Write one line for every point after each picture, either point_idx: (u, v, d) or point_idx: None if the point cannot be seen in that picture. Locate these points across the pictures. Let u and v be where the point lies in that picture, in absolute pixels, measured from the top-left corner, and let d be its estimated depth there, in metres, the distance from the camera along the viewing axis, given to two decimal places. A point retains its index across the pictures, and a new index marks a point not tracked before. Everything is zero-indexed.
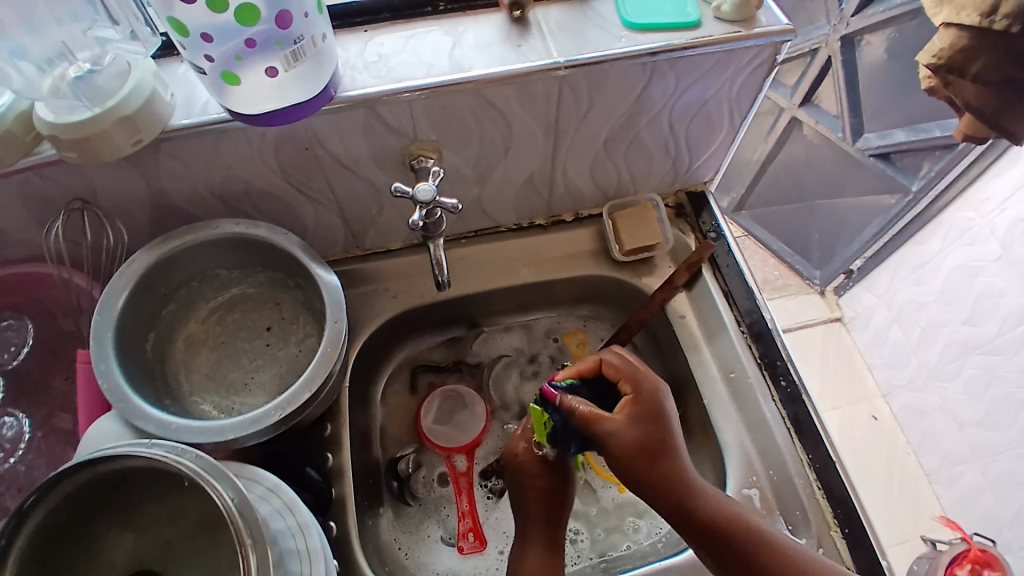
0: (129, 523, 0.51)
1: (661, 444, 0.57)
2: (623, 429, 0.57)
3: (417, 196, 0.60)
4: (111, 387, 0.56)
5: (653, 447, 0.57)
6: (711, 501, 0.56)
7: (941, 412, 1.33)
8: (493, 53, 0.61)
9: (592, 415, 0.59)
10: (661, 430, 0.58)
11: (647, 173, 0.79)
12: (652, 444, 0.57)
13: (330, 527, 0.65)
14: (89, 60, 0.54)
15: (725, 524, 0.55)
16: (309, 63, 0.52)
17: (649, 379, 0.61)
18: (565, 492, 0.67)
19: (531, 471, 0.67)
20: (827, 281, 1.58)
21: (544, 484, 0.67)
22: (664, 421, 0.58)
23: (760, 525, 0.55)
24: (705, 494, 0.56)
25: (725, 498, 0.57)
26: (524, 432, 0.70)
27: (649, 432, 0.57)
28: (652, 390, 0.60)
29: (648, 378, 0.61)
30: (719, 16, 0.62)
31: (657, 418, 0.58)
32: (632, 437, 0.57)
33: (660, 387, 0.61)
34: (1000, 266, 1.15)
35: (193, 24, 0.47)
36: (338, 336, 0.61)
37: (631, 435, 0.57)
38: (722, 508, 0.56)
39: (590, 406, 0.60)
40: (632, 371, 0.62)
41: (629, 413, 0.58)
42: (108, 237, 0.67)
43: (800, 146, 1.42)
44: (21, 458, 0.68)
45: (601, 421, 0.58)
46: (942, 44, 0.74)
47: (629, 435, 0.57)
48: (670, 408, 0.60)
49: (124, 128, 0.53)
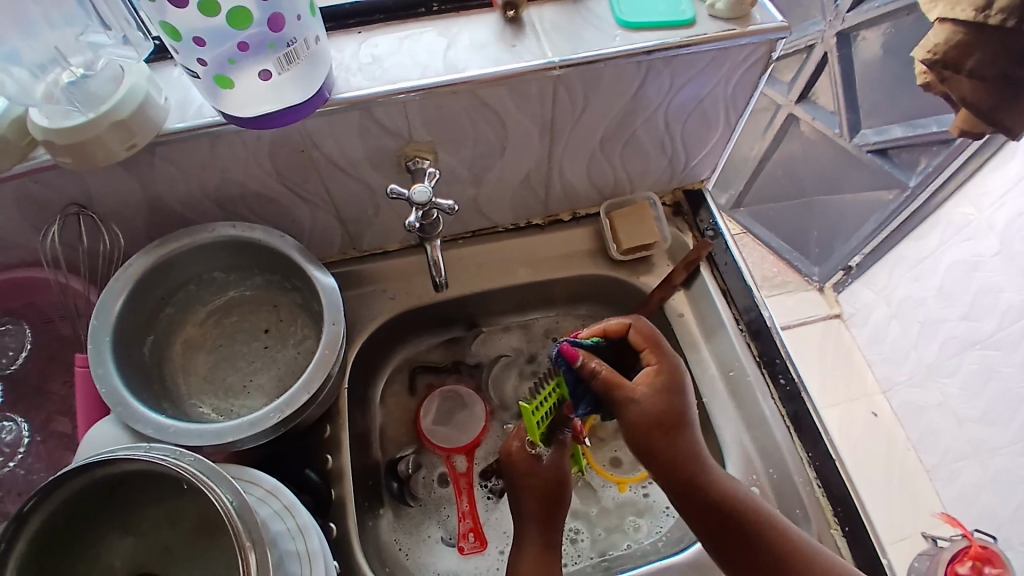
0: (128, 527, 0.51)
1: (679, 419, 0.56)
2: (645, 399, 0.56)
3: (413, 198, 0.60)
4: (110, 391, 0.56)
5: (673, 420, 0.56)
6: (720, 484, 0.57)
7: (940, 408, 1.33)
8: (487, 54, 0.61)
9: (615, 380, 0.56)
10: (681, 404, 0.57)
11: (643, 171, 0.79)
12: (671, 418, 0.56)
13: (330, 529, 0.65)
14: (82, 65, 0.54)
15: (730, 508, 0.56)
16: (303, 65, 0.52)
17: (671, 351, 0.60)
18: (561, 481, 0.67)
19: (525, 470, 0.67)
20: (825, 277, 1.58)
21: (542, 482, 0.66)
22: (684, 396, 0.57)
23: (760, 508, 0.57)
24: (715, 475, 0.57)
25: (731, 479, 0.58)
26: (518, 430, 0.70)
27: (670, 403, 0.57)
28: (674, 363, 0.59)
29: (671, 349, 0.60)
30: (714, 15, 0.62)
31: (678, 392, 0.57)
32: (654, 408, 0.56)
33: (682, 362, 0.59)
34: (999, 261, 1.15)
35: (185, 28, 0.47)
36: (336, 338, 0.61)
37: (653, 404, 0.56)
38: (729, 491, 0.57)
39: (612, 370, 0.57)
40: (657, 339, 0.60)
41: (651, 382, 0.57)
42: (104, 241, 0.67)
43: (797, 143, 1.42)
44: (20, 462, 0.68)
45: (622, 387, 0.56)
46: (936, 40, 0.74)
47: (650, 405, 0.56)
48: (690, 383, 0.59)
49: (118, 133, 0.53)
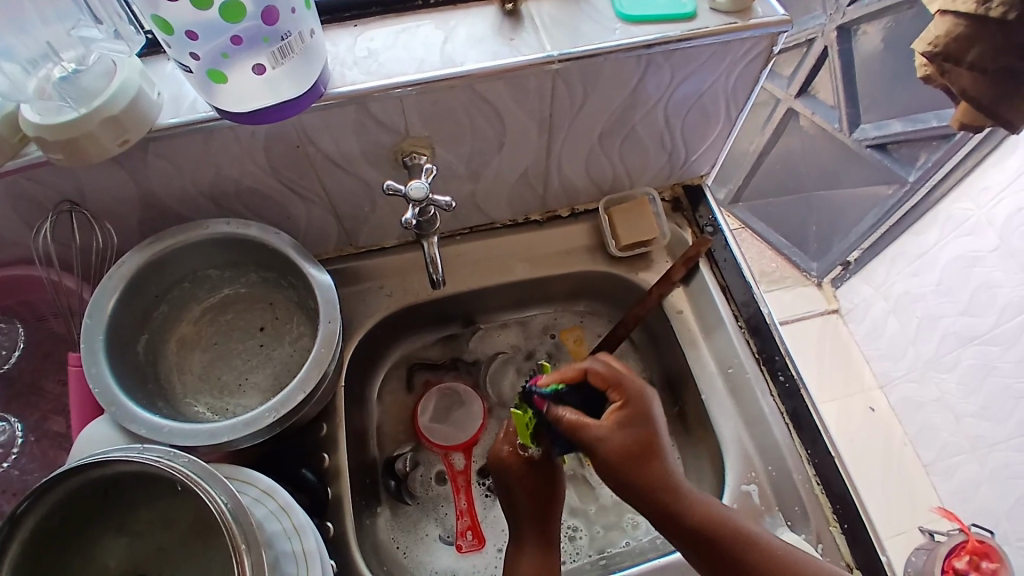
0: (123, 528, 0.50)
1: (651, 449, 0.56)
2: (611, 435, 0.55)
3: (410, 194, 0.59)
4: (103, 390, 0.56)
5: (643, 451, 0.55)
6: (701, 513, 0.55)
7: (938, 404, 1.33)
8: (484, 48, 0.60)
9: (578, 422, 0.57)
10: (649, 433, 0.56)
11: (642, 167, 0.78)
12: (641, 449, 0.55)
13: (327, 528, 0.64)
14: (74, 60, 0.54)
15: (715, 535, 0.54)
16: (297, 60, 0.52)
17: (633, 382, 0.59)
18: (556, 485, 0.66)
19: (520, 474, 0.66)
20: (824, 272, 1.58)
21: (540, 486, 0.66)
22: (652, 424, 0.57)
23: (748, 529, 0.55)
24: (695, 503, 0.55)
25: (716, 502, 0.56)
26: (508, 433, 0.68)
27: (638, 436, 0.56)
28: (640, 394, 0.58)
29: (631, 380, 0.59)
30: (714, 8, 0.61)
31: (644, 422, 0.57)
32: (621, 444, 0.55)
33: (646, 391, 0.59)
34: (998, 257, 1.15)
35: (178, 22, 0.46)
36: (332, 335, 0.60)
37: (619, 441, 0.55)
38: (713, 516, 0.54)
39: (575, 413, 0.58)
40: (617, 375, 0.59)
41: (616, 418, 0.57)
42: (97, 238, 0.66)
43: (797, 138, 1.41)
44: (15, 462, 0.68)
45: (587, 427, 0.56)
46: (938, 32, 0.74)
47: (617, 441, 0.55)
48: (657, 410, 0.58)
49: (109, 129, 0.52)
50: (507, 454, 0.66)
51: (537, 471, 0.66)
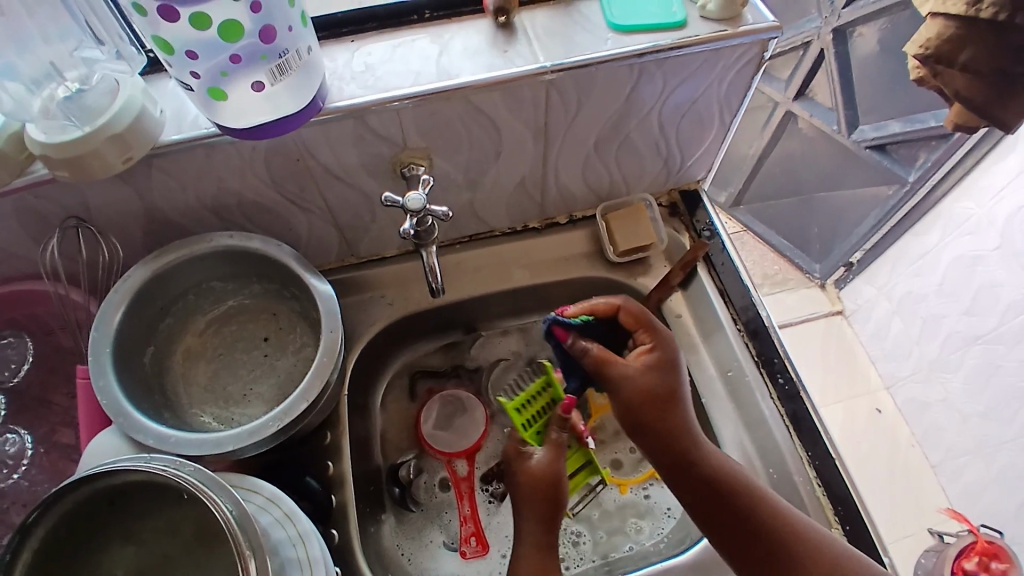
0: (130, 537, 0.51)
1: (672, 392, 0.61)
2: (637, 374, 0.61)
3: (407, 205, 0.60)
4: (110, 402, 0.57)
5: (663, 394, 0.61)
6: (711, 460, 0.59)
7: (944, 403, 1.33)
8: (479, 60, 0.61)
9: (604, 357, 0.62)
10: (671, 378, 0.62)
11: (639, 173, 0.79)
12: (662, 391, 0.61)
13: (332, 536, 0.65)
14: (77, 80, 0.55)
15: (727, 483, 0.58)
16: (295, 76, 0.53)
17: (661, 329, 0.64)
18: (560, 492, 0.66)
19: (524, 467, 0.67)
20: (827, 274, 1.58)
21: (533, 482, 0.66)
22: (675, 371, 0.62)
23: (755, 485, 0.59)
24: (706, 449, 0.60)
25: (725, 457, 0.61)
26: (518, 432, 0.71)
27: (660, 379, 0.61)
28: (668, 341, 0.63)
29: (660, 327, 0.64)
30: (705, 16, 0.62)
31: (669, 367, 0.62)
32: (645, 382, 0.61)
33: (672, 340, 0.64)
34: (999, 255, 1.15)
35: (178, 42, 0.47)
36: (335, 345, 0.61)
37: (644, 378, 0.61)
38: (722, 465, 0.59)
39: (602, 348, 0.63)
40: (647, 319, 0.64)
41: (642, 358, 0.62)
42: (103, 253, 0.67)
43: (796, 140, 1.42)
44: (23, 474, 0.69)
45: (614, 363, 0.62)
46: (929, 35, 0.74)
47: (640, 379, 0.61)
48: (681, 360, 0.63)
49: (114, 146, 0.53)
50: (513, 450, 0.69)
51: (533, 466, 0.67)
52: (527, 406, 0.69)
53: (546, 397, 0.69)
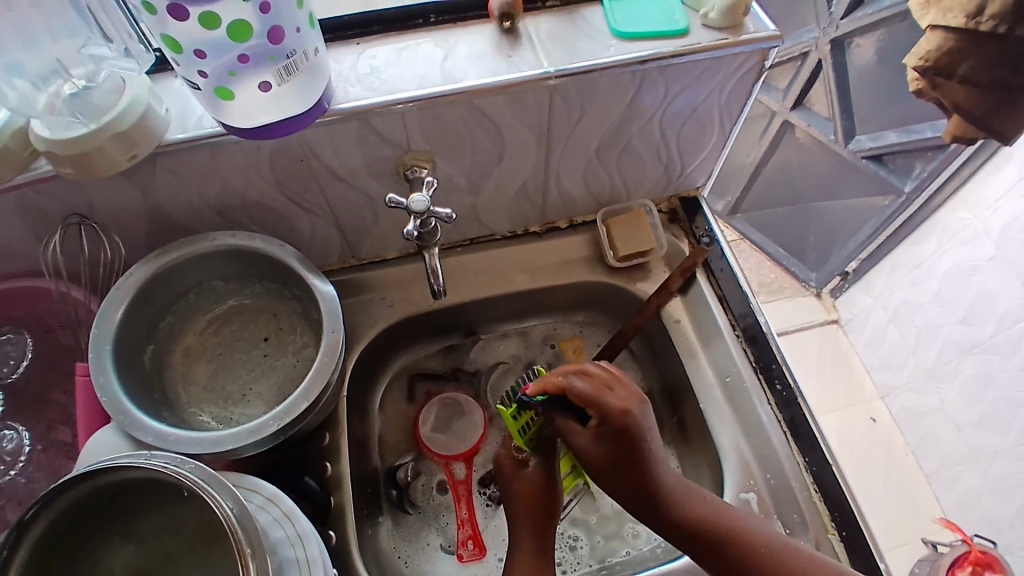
0: (129, 534, 0.51)
1: (632, 460, 0.57)
2: (587, 450, 0.58)
3: (411, 206, 0.60)
4: (110, 400, 0.57)
5: (620, 463, 0.58)
6: (694, 516, 0.56)
7: (938, 412, 1.34)
8: (484, 64, 0.62)
9: (563, 429, 0.60)
10: (627, 449, 0.57)
11: (639, 179, 0.79)
12: (616, 463, 0.57)
13: (330, 536, 0.65)
14: (83, 76, 0.55)
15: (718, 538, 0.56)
16: (303, 76, 0.53)
17: (616, 398, 0.58)
18: (551, 497, 0.66)
19: (512, 475, 0.68)
20: (823, 283, 1.58)
21: (524, 488, 0.67)
22: (631, 440, 0.57)
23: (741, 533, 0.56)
24: (681, 507, 0.57)
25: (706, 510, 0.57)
26: (508, 438, 0.71)
27: (614, 451, 0.58)
28: (620, 412, 0.57)
29: (614, 396, 0.58)
30: (707, 24, 0.63)
31: (623, 437, 0.57)
32: (599, 455, 0.58)
33: (629, 407, 0.58)
34: (995, 266, 1.16)
35: (186, 41, 0.47)
36: (336, 345, 0.61)
37: (596, 450, 0.58)
38: (701, 521, 0.56)
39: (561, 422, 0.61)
40: (594, 394, 0.58)
41: (594, 433, 0.59)
42: (105, 251, 0.67)
43: (794, 150, 1.43)
44: (20, 471, 0.68)
45: (569, 437, 0.60)
46: (929, 47, 0.76)
47: (593, 453, 0.58)
48: (642, 424, 0.58)
49: (119, 143, 0.53)
50: (506, 458, 0.69)
51: (527, 473, 0.68)
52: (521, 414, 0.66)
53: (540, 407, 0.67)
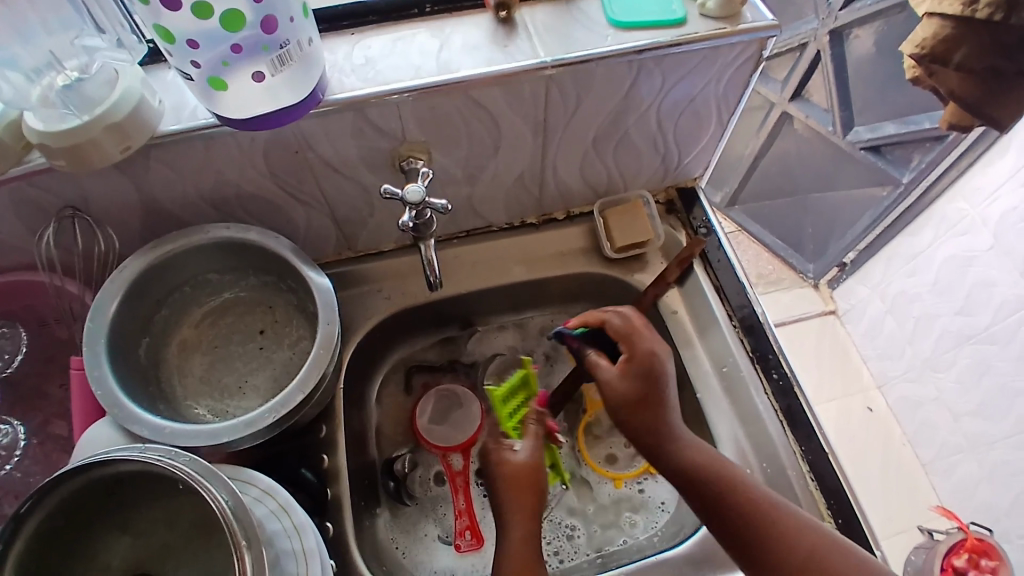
0: (126, 527, 0.51)
1: (654, 400, 0.60)
2: (613, 384, 0.61)
3: (406, 197, 0.60)
4: (105, 393, 0.57)
5: (642, 400, 0.60)
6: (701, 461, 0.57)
7: (935, 402, 1.34)
8: (479, 55, 0.61)
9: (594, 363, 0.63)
10: (650, 388, 0.60)
11: (636, 170, 0.79)
12: (637, 399, 0.60)
13: (327, 528, 0.65)
14: (77, 68, 0.55)
15: (720, 494, 0.55)
16: (296, 67, 0.53)
17: (647, 340, 0.62)
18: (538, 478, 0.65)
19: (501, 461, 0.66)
20: (820, 274, 1.58)
21: (513, 472, 0.65)
22: (655, 380, 0.60)
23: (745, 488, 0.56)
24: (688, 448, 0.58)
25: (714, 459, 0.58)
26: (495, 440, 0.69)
27: (640, 387, 0.60)
28: (649, 353, 0.61)
29: (647, 340, 0.62)
30: (704, 14, 0.62)
31: (650, 375, 0.60)
32: (620, 389, 0.61)
33: (659, 350, 0.62)
34: (993, 256, 1.16)
35: (179, 31, 0.47)
36: (331, 337, 0.61)
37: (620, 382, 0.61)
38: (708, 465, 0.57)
39: (592, 357, 0.64)
40: (629, 332, 0.63)
41: (623, 369, 0.61)
42: (99, 244, 0.67)
43: (791, 142, 1.43)
44: (17, 464, 0.69)
45: (598, 370, 0.63)
46: (925, 34, 0.75)
47: (618, 389, 0.60)
48: (666, 368, 0.61)
49: (112, 136, 0.53)
50: (495, 445, 0.68)
51: (515, 459, 0.66)
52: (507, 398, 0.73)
53: (524, 394, 0.74)
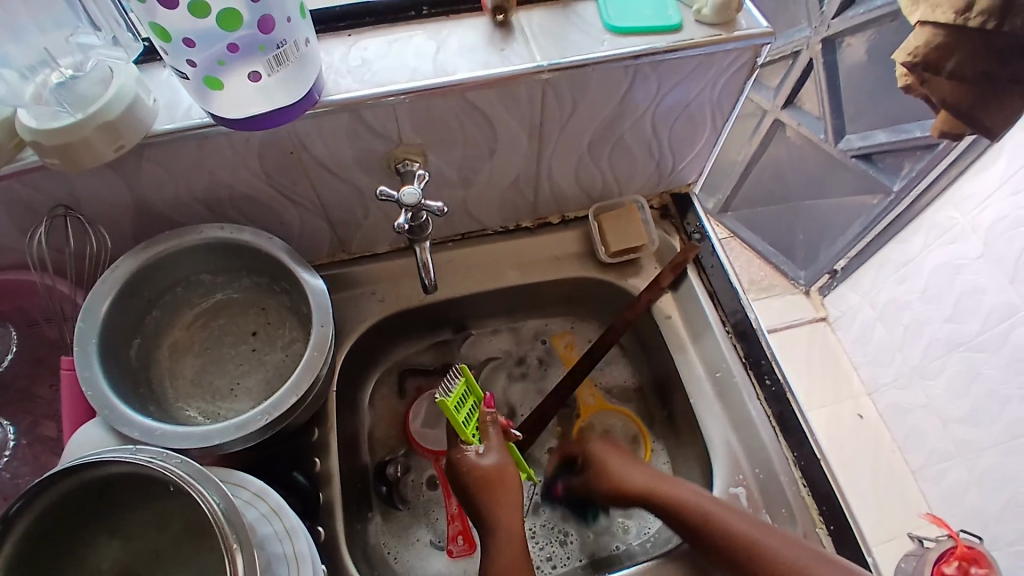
0: (115, 531, 0.50)
1: (638, 469, 0.68)
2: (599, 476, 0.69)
3: (402, 200, 0.60)
4: (96, 394, 0.56)
5: (623, 475, 0.68)
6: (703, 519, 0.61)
7: (925, 409, 1.35)
8: (476, 57, 0.61)
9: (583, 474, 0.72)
10: (626, 459, 0.69)
11: (631, 174, 0.79)
12: (619, 477, 0.68)
13: (319, 532, 0.65)
14: (71, 66, 0.54)
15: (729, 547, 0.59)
16: (292, 68, 0.53)
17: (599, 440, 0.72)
18: (506, 475, 0.65)
19: (467, 466, 0.66)
20: (811, 280, 1.59)
21: (484, 474, 0.65)
22: (622, 456, 0.70)
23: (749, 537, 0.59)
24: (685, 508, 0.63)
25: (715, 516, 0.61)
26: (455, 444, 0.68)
27: (618, 464, 0.69)
28: (602, 446, 0.71)
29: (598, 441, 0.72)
30: (700, 20, 0.63)
31: (617, 453, 0.70)
32: (605, 477, 0.69)
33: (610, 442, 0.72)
34: (982, 264, 1.17)
35: (176, 29, 0.47)
36: (324, 339, 0.61)
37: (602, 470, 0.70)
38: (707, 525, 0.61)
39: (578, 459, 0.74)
40: (587, 444, 0.73)
41: (596, 463, 0.70)
42: (90, 245, 0.66)
43: (784, 149, 1.44)
44: (6, 465, 0.68)
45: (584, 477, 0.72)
46: (917, 43, 0.76)
47: (604, 478, 0.69)
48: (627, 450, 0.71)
49: (105, 135, 0.53)
50: (460, 453, 0.67)
51: (483, 464, 0.66)
52: (460, 408, 0.65)
53: (472, 398, 0.67)
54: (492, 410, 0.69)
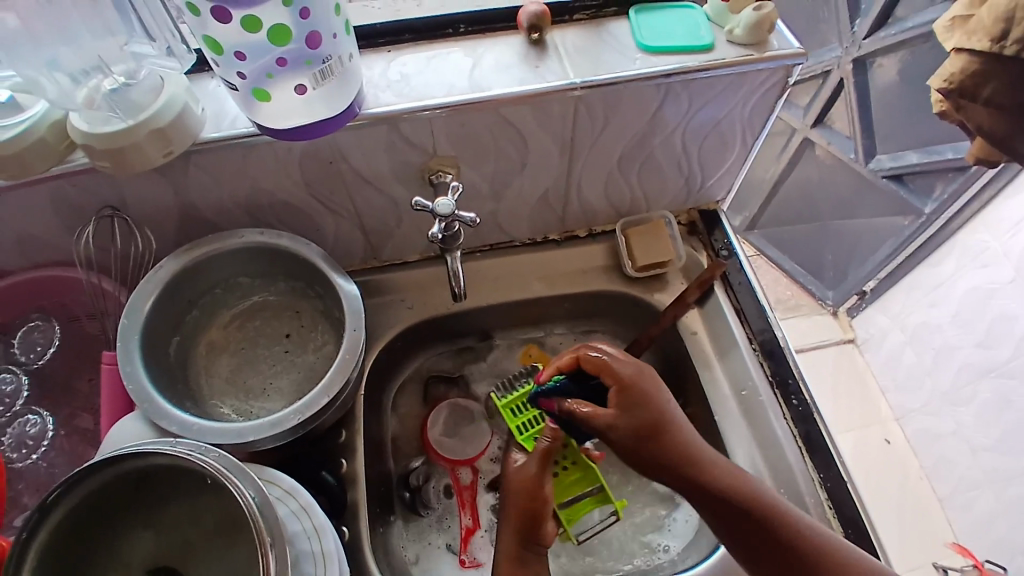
0: (150, 523, 0.53)
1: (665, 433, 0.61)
2: (619, 423, 0.62)
3: (436, 210, 0.61)
4: (136, 387, 0.58)
5: (650, 429, 0.62)
6: (752, 496, 0.60)
7: (954, 437, 1.33)
8: (512, 74, 0.63)
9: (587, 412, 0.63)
10: (653, 413, 0.62)
11: (659, 191, 0.80)
12: (648, 426, 0.61)
13: (344, 532, 0.66)
14: (123, 74, 0.57)
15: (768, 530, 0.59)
16: (336, 82, 0.54)
17: (625, 370, 0.63)
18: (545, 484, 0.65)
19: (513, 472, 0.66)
20: (839, 301, 1.58)
21: (522, 483, 0.65)
22: (649, 406, 0.62)
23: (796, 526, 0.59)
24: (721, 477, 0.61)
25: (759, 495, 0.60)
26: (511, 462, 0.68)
27: (642, 414, 0.62)
28: (633, 376, 0.63)
29: (626, 367, 0.63)
30: (732, 40, 0.64)
31: (640, 400, 0.62)
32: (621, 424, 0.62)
33: (641, 372, 0.63)
34: (1014, 290, 1.15)
35: (227, 42, 0.49)
36: (356, 343, 0.62)
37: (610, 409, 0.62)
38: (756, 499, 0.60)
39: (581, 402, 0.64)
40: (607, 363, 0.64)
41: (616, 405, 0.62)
42: (136, 243, 0.69)
43: (813, 168, 1.44)
44: (43, 455, 0.70)
45: (597, 416, 0.62)
46: (954, 69, 0.76)
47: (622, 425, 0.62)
48: (665, 396, 0.64)
49: (156, 141, 0.55)
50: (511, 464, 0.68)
51: (521, 474, 0.65)
52: (522, 413, 0.73)
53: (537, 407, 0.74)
54: (551, 428, 0.67)
